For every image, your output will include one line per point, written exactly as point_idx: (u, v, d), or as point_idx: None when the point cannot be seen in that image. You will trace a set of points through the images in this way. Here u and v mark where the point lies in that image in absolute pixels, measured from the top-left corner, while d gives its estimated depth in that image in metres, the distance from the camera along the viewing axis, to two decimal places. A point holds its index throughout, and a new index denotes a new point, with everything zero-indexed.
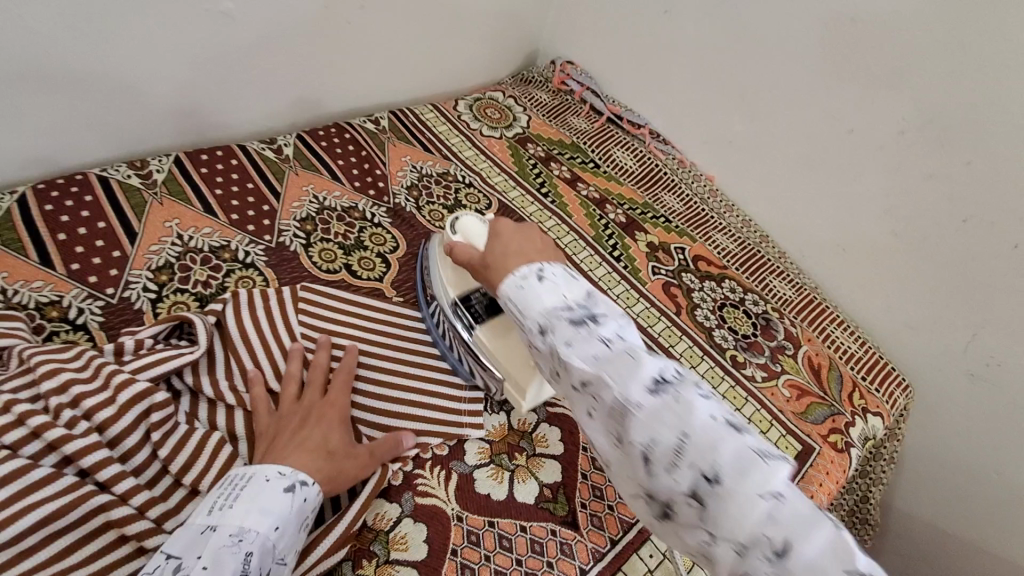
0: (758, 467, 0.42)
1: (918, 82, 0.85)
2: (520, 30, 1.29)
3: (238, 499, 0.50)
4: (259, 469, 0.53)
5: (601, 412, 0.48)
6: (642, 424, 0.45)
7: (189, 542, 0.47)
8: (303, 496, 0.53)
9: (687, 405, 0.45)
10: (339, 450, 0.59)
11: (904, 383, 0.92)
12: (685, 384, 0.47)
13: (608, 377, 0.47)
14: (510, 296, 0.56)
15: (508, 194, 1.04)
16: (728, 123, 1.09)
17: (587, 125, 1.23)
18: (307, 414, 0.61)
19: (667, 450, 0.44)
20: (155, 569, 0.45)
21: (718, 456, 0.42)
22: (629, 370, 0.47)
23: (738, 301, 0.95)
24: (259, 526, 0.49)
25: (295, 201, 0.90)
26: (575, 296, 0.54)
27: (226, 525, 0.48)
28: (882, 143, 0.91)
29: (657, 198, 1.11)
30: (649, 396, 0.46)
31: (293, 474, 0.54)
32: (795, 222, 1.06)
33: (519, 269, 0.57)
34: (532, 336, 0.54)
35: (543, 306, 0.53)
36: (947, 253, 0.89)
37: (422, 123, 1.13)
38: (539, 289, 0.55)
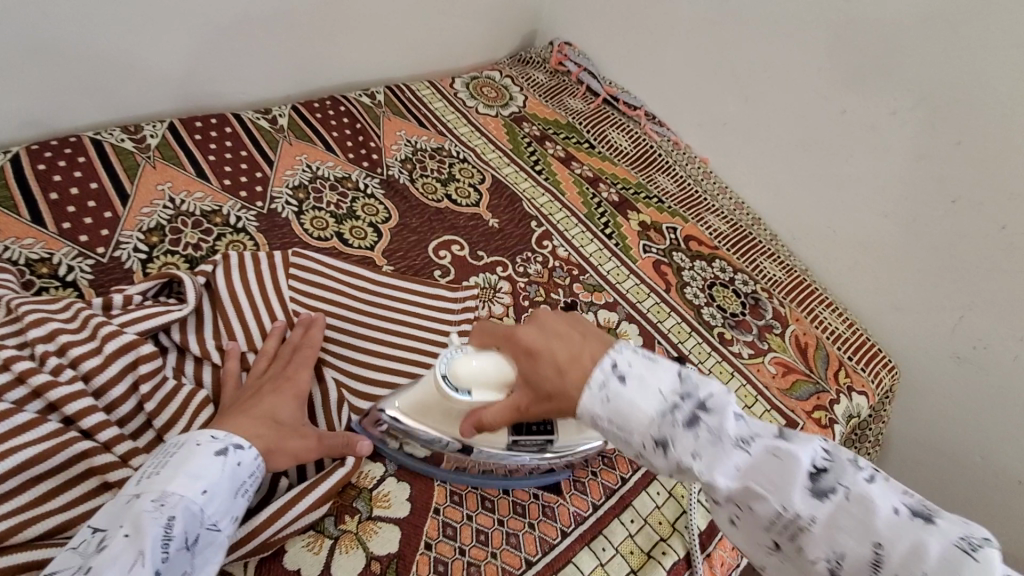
0: (970, 564, 0.35)
1: (909, 63, 0.86)
2: (518, 11, 1.29)
3: (165, 466, 0.49)
4: (190, 436, 0.51)
5: (750, 522, 0.42)
6: (819, 537, 0.39)
7: (115, 513, 0.46)
8: (236, 459, 0.51)
9: (862, 500, 0.38)
10: (288, 425, 0.57)
11: (889, 364, 0.92)
12: (846, 469, 0.40)
13: (761, 488, 0.41)
14: (598, 415, 0.46)
15: (502, 170, 1.04)
16: (722, 105, 1.10)
17: (583, 106, 1.22)
18: (265, 388, 0.60)
19: (858, 562, 0.37)
20: (81, 542, 0.44)
21: (925, 562, 0.36)
22: (783, 474, 0.40)
23: (728, 281, 0.96)
24: (183, 490, 0.47)
25: (288, 168, 0.90)
26: (671, 390, 0.45)
27: (149, 491, 0.47)
28: (875, 123, 0.91)
29: (651, 178, 1.12)
30: (815, 501, 0.39)
31: (227, 438, 0.52)
32: (787, 205, 1.06)
33: (591, 378, 0.47)
34: (644, 457, 0.45)
35: (646, 417, 0.45)
36: (936, 235, 0.89)
37: (419, 99, 1.13)
38: (628, 393, 0.45)
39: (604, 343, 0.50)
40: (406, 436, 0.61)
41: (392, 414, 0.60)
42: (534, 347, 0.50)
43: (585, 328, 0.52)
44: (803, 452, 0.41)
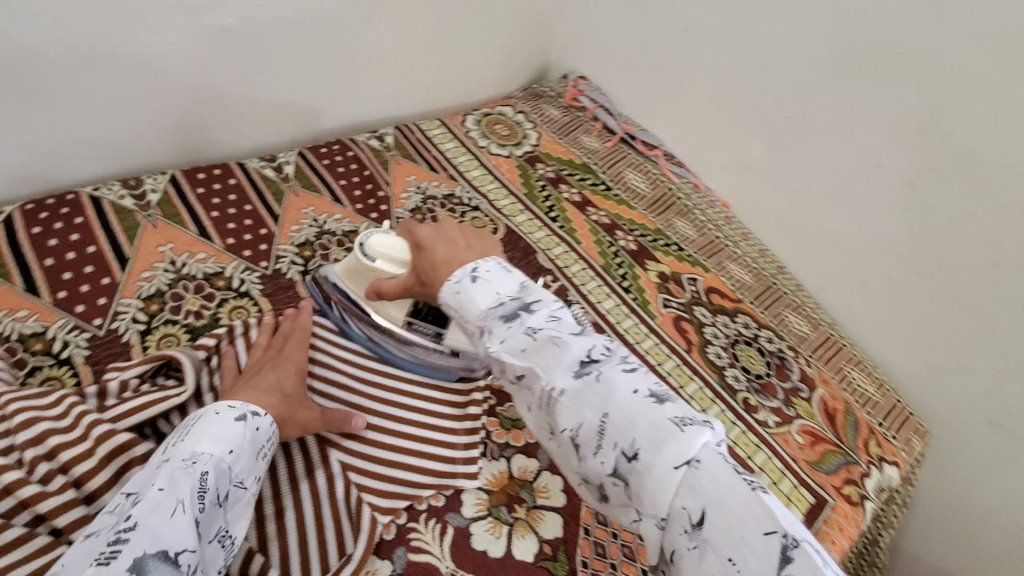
0: (673, 438, 0.43)
1: (946, 117, 0.82)
2: (533, 45, 1.26)
3: (189, 433, 0.52)
4: (208, 408, 0.55)
5: (537, 406, 0.51)
6: (569, 409, 0.48)
7: (145, 479, 0.48)
8: (254, 425, 0.56)
9: (608, 384, 0.47)
10: (294, 397, 0.62)
11: (920, 429, 0.88)
12: (608, 364, 0.49)
13: (539, 370, 0.50)
14: (449, 301, 0.58)
15: (515, 217, 1.00)
16: (745, 149, 1.06)
17: (599, 144, 1.17)
18: (267, 364, 0.66)
19: (592, 432, 0.46)
20: (116, 506, 0.46)
21: (635, 432, 0.44)
22: (555, 358, 0.50)
23: (752, 338, 0.91)
24: (212, 450, 0.51)
25: (295, 224, 0.87)
26: (507, 293, 0.56)
27: (177, 453, 0.49)
28: (909, 176, 0.87)
29: (670, 224, 1.07)
30: (572, 379, 0.49)
31: (243, 407, 0.56)
32: (814, 254, 1.01)
33: (453, 275, 0.59)
34: (476, 338, 0.56)
35: (478, 307, 0.56)
36: (971, 297, 0.85)
37: (429, 139, 1.10)
38: (473, 290, 0.57)
39: (478, 255, 0.61)
40: (345, 304, 0.75)
41: (332, 278, 0.76)
42: (422, 243, 0.64)
43: (470, 235, 0.64)
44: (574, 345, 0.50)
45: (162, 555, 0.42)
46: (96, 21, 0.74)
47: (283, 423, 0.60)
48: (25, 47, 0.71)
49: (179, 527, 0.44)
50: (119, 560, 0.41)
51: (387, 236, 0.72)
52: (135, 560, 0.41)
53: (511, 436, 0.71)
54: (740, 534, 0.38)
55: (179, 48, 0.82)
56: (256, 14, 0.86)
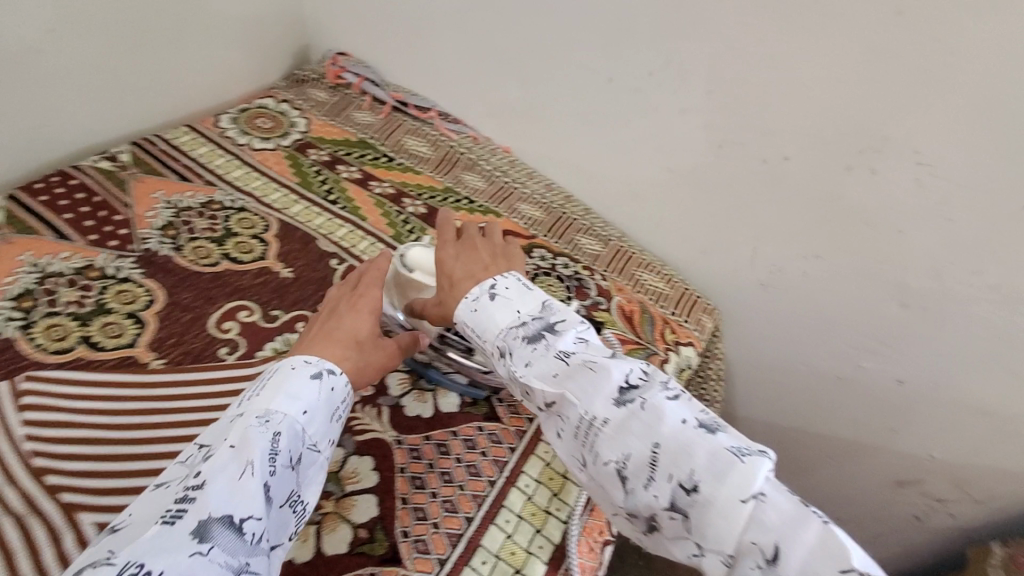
0: (734, 468, 0.43)
1: (643, 23, 0.87)
2: (277, 28, 1.17)
3: (264, 388, 0.52)
4: (287, 361, 0.55)
5: (572, 434, 0.52)
6: (612, 440, 0.49)
7: (218, 433, 0.49)
8: (330, 385, 0.56)
9: (654, 411, 0.48)
10: (368, 343, 0.62)
11: (708, 307, 0.95)
12: (653, 389, 0.50)
13: (574, 396, 0.52)
14: (465, 321, 0.61)
15: (290, 210, 0.94)
16: (504, 91, 1.07)
17: (372, 118, 1.13)
18: (340, 309, 0.65)
19: (642, 464, 0.47)
20: (188, 458, 0.48)
21: (691, 463, 0.45)
22: (592, 385, 0.51)
23: (550, 268, 0.94)
24: (286, 411, 0.51)
25: (7, 274, 0.74)
26: (527, 310, 0.59)
27: (252, 411, 0.50)
28: (636, 84, 0.92)
29: (458, 179, 1.07)
30: (614, 408, 0.49)
31: (319, 363, 0.56)
32: (593, 177, 1.05)
33: (470, 292, 0.63)
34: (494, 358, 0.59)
35: (498, 328, 0.59)
36: (716, 179, 0.93)
37: (177, 149, 0.98)
38: (490, 309, 0.60)
39: (498, 272, 0.65)
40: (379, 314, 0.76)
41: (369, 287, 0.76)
42: (444, 259, 0.67)
43: (492, 254, 0.69)
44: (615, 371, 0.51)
45: (226, 520, 0.43)
46: None
47: (359, 375, 0.60)
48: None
49: (245, 491, 0.45)
50: (183, 521, 0.42)
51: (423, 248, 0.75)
52: (199, 524, 0.42)
53: None
54: (816, 565, 0.39)
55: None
56: None
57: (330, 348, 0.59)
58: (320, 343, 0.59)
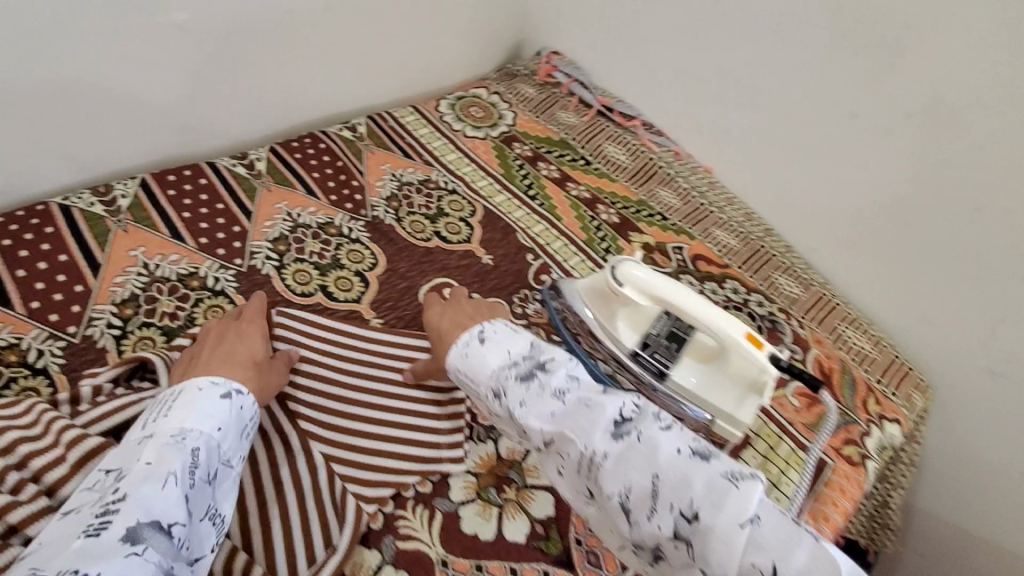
0: (731, 492, 0.43)
1: (916, 62, 0.79)
2: (502, 23, 1.22)
3: (172, 409, 0.53)
4: (188, 383, 0.56)
5: (570, 470, 0.52)
6: (613, 471, 0.48)
7: (127, 454, 0.50)
8: (238, 403, 0.57)
9: (649, 442, 0.48)
10: (265, 364, 0.64)
11: (921, 384, 0.87)
12: (645, 421, 0.50)
13: (570, 434, 0.51)
14: (458, 366, 0.63)
15: (494, 199, 0.98)
16: (721, 111, 1.02)
17: (576, 120, 1.15)
18: (215, 333, 0.65)
19: (643, 494, 0.46)
20: (95, 484, 0.48)
21: (691, 491, 0.44)
22: (589, 421, 0.51)
23: (742, 304, 0.90)
24: (201, 427, 0.52)
25: (268, 219, 0.85)
26: (518, 351, 0.61)
27: (166, 429, 0.51)
28: (887, 125, 0.84)
29: (653, 193, 1.05)
30: (610, 440, 0.49)
31: (227, 384, 0.57)
32: (802, 215, 0.98)
33: (460, 339, 0.64)
34: (487, 397, 0.60)
35: (490, 369, 0.60)
36: (964, 243, 0.82)
37: (403, 127, 1.07)
38: (483, 351, 0.62)
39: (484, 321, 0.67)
40: (574, 313, 0.77)
41: (572, 290, 0.77)
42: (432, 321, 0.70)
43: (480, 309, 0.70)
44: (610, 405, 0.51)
45: (153, 525, 0.44)
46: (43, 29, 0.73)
47: (263, 393, 0.61)
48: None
49: (167, 498, 0.46)
50: (109, 530, 0.43)
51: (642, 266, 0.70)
52: (130, 529, 0.43)
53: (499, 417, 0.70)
54: None
55: (121, 44, 0.79)
56: (208, 6, 0.83)
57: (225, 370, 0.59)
58: (218, 368, 0.59)
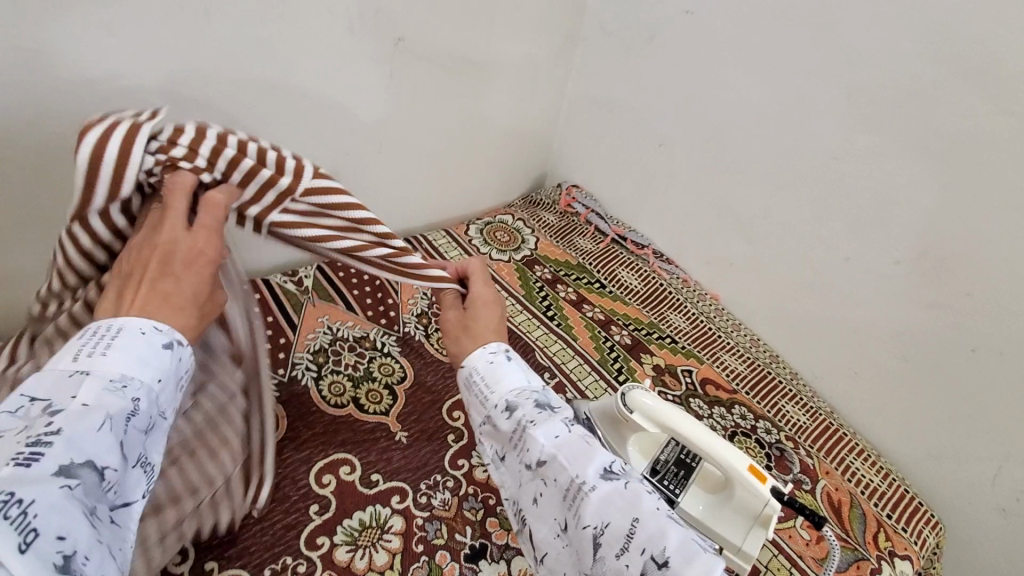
0: (701, 555, 0.48)
1: (905, 218, 0.88)
2: (527, 160, 1.37)
3: (110, 348, 0.45)
4: (131, 323, 0.47)
5: (550, 493, 0.56)
6: (596, 507, 0.52)
7: (54, 385, 0.42)
8: (177, 354, 0.49)
9: (634, 493, 0.53)
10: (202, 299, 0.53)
11: (933, 521, 0.87)
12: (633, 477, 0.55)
13: (565, 461, 0.55)
14: (479, 369, 0.65)
15: (515, 318, 1.07)
16: (726, 246, 1.12)
17: (593, 246, 1.26)
18: (152, 248, 0.51)
19: (618, 534, 0.51)
20: (16, 409, 0.40)
21: (666, 541, 0.49)
22: (587, 455, 0.55)
23: (750, 429, 0.93)
24: (142, 377, 0.45)
25: (310, 331, 0.94)
26: (536, 383, 0.65)
27: (103, 373, 0.44)
28: (879, 270, 0.92)
29: (663, 317, 1.13)
30: (601, 479, 0.54)
31: (169, 332, 0.49)
32: (806, 344, 1.04)
33: (489, 344, 0.68)
34: (494, 407, 0.62)
35: (510, 386, 0.63)
36: (965, 384, 0.86)
37: (436, 249, 1.18)
38: (507, 368, 0.65)
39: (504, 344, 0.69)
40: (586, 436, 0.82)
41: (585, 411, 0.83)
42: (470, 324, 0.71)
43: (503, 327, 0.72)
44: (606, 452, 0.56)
45: (89, 463, 0.39)
46: None
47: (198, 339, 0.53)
48: (79, 188, 0.80)
49: (104, 441, 0.41)
50: (43, 463, 0.37)
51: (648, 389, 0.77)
52: (64, 466, 0.38)
53: (511, 536, 0.73)
54: None
55: None
56: (284, 153, 0.97)
57: (204, 273, 0.52)
58: (154, 311, 0.49)
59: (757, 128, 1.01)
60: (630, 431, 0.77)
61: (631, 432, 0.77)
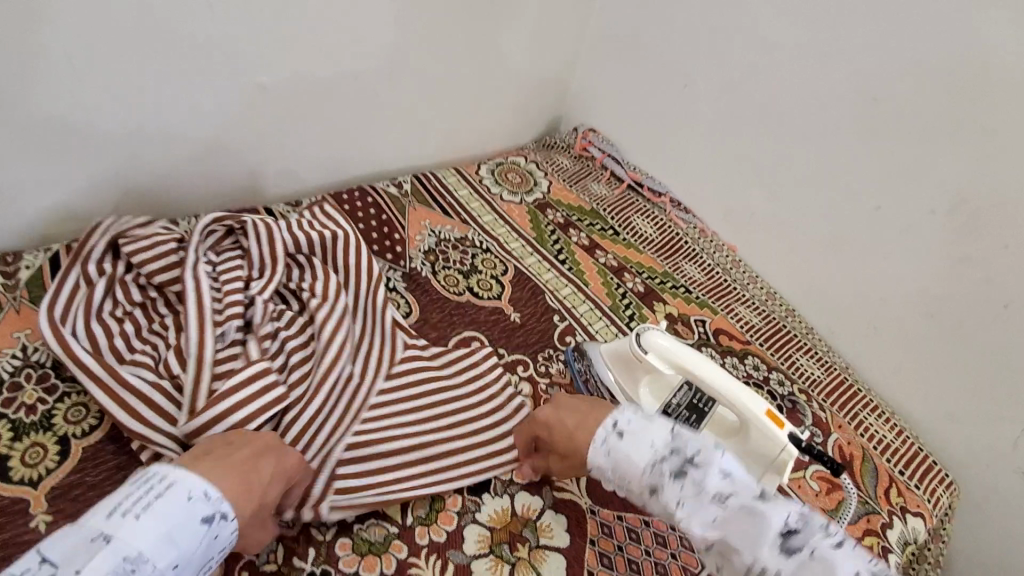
0: None
1: (947, 165, 0.82)
2: (543, 100, 1.30)
3: (146, 512, 0.47)
4: (181, 485, 0.49)
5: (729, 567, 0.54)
6: None
7: (75, 546, 0.44)
8: (214, 532, 0.50)
9: (820, 560, 0.50)
10: (263, 507, 0.55)
11: (946, 480, 0.85)
12: (811, 533, 0.52)
13: (737, 542, 0.53)
14: (603, 459, 0.61)
15: (525, 260, 1.03)
16: (749, 195, 1.07)
17: (608, 192, 1.21)
18: (257, 444, 0.58)
19: None
20: (27, 568, 0.43)
21: None
22: (754, 531, 0.52)
23: (763, 380, 0.91)
24: (157, 559, 0.46)
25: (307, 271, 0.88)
26: (662, 442, 0.59)
27: (122, 546, 0.45)
28: (913, 221, 0.87)
29: (678, 267, 1.09)
30: (780, 555, 0.51)
31: (217, 504, 0.50)
32: (825, 299, 1.00)
33: (597, 435, 0.62)
34: (644, 492, 0.59)
35: (640, 466, 0.58)
36: (994, 342, 0.83)
37: (445, 187, 1.13)
38: (628, 446, 0.60)
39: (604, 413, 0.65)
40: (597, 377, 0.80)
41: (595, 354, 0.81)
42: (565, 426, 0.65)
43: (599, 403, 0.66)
44: (775, 517, 0.52)
45: None
46: (140, 81, 0.78)
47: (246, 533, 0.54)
48: (73, 95, 0.75)
49: None
50: None
51: (665, 333, 0.73)
52: None
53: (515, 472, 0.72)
54: None
55: (206, 99, 0.85)
56: (290, 72, 0.90)
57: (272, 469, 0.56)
58: (218, 479, 0.52)
59: (793, 66, 0.95)
60: (645, 369, 0.75)
61: (646, 370, 0.75)
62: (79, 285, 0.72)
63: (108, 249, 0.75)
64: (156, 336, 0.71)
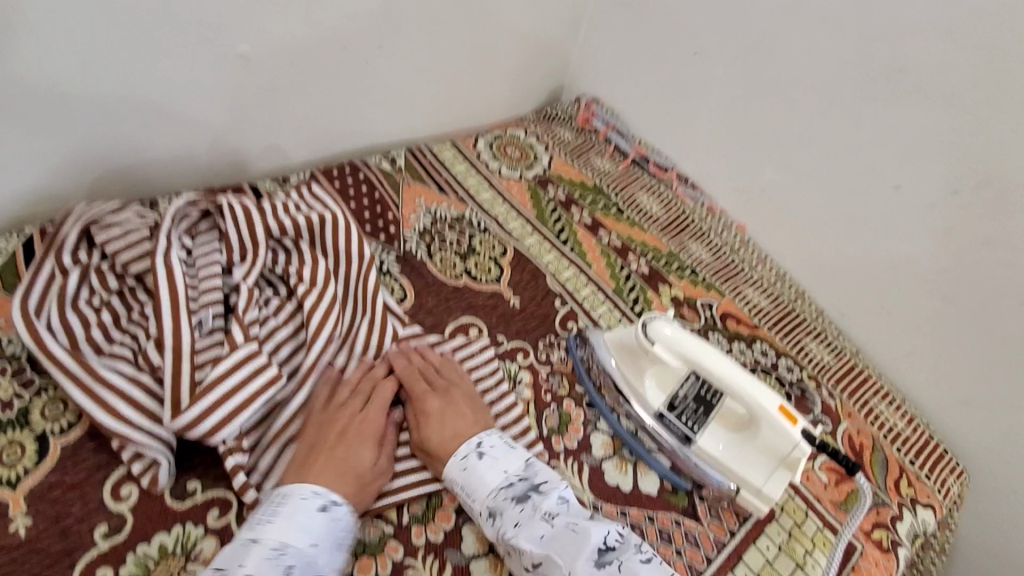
0: None
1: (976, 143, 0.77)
2: (545, 68, 1.23)
3: (276, 516, 0.55)
4: (297, 489, 0.57)
5: None
6: None
7: (233, 553, 0.52)
8: (335, 515, 0.57)
9: (630, 574, 0.54)
10: (369, 477, 0.61)
11: (957, 470, 0.84)
12: (627, 549, 0.56)
13: (558, 559, 0.55)
14: (455, 477, 0.63)
15: (525, 240, 0.98)
16: (761, 172, 1.02)
17: (612, 167, 1.16)
18: (337, 430, 0.64)
19: None
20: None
21: None
22: (577, 548, 0.55)
23: (771, 367, 0.88)
24: (298, 543, 0.53)
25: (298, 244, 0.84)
26: (514, 470, 0.62)
27: (268, 540, 0.53)
28: (935, 202, 0.83)
29: (685, 247, 1.04)
30: (594, 569, 0.54)
31: (326, 494, 0.57)
32: (837, 281, 0.97)
33: (456, 451, 0.64)
34: (480, 516, 0.61)
35: (487, 488, 0.61)
36: (1015, 330, 0.79)
37: (440, 162, 1.07)
38: (480, 468, 0.62)
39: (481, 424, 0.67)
40: (601, 365, 0.76)
41: (600, 340, 0.77)
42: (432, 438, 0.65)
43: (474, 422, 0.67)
44: (595, 533, 0.56)
45: None
46: (110, 52, 0.72)
47: (362, 502, 0.60)
48: (36, 66, 0.69)
49: None
50: None
51: (676, 324, 0.70)
52: None
53: None
54: None
55: (184, 70, 0.79)
56: (273, 40, 0.84)
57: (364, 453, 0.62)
58: (321, 473, 0.59)
59: (814, 33, 0.89)
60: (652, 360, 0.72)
61: (652, 361, 0.72)
62: (54, 275, 0.68)
63: (82, 236, 0.71)
64: (136, 326, 0.67)
